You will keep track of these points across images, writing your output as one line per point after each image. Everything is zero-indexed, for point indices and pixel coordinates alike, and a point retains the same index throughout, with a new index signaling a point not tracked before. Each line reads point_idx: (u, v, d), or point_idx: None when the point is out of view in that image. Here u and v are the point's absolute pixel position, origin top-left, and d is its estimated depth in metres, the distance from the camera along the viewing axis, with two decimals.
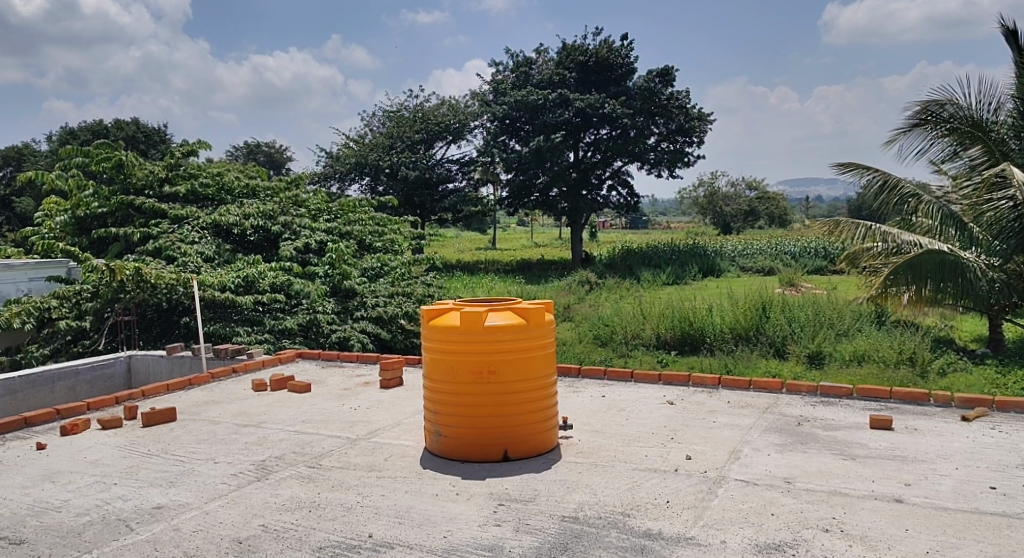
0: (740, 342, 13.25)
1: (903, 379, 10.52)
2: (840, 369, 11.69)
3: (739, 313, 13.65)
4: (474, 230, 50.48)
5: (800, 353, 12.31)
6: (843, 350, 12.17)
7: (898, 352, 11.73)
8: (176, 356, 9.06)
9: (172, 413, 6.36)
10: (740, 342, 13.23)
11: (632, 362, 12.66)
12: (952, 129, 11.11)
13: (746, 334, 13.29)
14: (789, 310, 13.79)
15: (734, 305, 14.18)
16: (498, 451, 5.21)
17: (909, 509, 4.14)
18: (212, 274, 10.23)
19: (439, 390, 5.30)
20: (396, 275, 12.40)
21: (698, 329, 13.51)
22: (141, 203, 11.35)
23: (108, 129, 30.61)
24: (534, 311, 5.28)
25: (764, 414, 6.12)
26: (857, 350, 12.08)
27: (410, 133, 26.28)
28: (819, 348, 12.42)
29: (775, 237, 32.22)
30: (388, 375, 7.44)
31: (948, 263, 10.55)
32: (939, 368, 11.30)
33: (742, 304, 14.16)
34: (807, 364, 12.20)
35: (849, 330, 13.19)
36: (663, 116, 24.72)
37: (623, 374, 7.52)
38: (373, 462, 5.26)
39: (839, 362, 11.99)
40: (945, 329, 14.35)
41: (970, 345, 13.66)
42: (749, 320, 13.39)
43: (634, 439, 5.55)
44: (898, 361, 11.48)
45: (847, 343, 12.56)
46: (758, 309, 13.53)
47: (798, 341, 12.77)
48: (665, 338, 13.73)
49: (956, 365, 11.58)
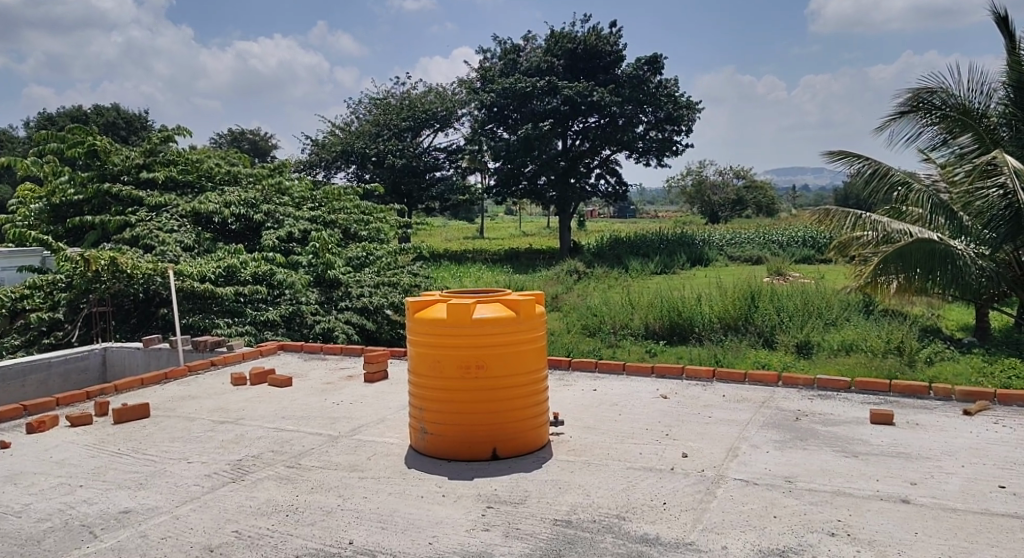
0: (729, 333, 13.10)
1: (892, 369, 10.35)
2: (829, 359, 11.52)
3: (727, 302, 13.56)
4: (463, 220, 50.17)
5: (788, 343, 12.14)
6: (832, 340, 12.04)
7: (886, 341, 11.54)
8: (152, 348, 8.76)
9: (145, 409, 6.09)
10: (729, 332, 13.08)
11: (620, 353, 12.48)
12: (943, 115, 10.93)
13: (735, 324, 13.15)
14: (778, 300, 13.63)
15: (723, 294, 14.02)
16: (486, 450, 4.99)
17: (918, 510, 3.94)
18: (192, 264, 9.94)
19: (425, 385, 5.05)
20: (382, 264, 12.12)
21: (687, 319, 13.36)
22: (119, 190, 11.05)
23: (87, 116, 30.10)
24: (525, 303, 5.05)
25: (761, 409, 5.92)
26: (846, 339, 11.96)
27: (396, 121, 25.94)
28: (808, 338, 12.25)
29: (764, 226, 32.08)
30: (373, 368, 7.21)
31: (938, 252, 10.37)
32: (927, 358, 11.11)
33: (732, 294, 14.00)
34: (796, 353, 12.05)
35: (838, 320, 13.07)
36: (651, 104, 24.38)
37: (616, 366, 7.32)
38: (356, 461, 5.02)
39: (828, 351, 11.86)
40: (932, 318, 14.23)
41: (957, 333, 13.57)
42: (737, 310, 13.27)
43: (628, 436, 5.34)
44: (886, 351, 11.29)
45: (835, 333, 12.43)
46: (747, 299, 13.39)
47: (787, 331, 12.61)
48: (653, 327, 13.56)
49: (944, 354, 11.45)
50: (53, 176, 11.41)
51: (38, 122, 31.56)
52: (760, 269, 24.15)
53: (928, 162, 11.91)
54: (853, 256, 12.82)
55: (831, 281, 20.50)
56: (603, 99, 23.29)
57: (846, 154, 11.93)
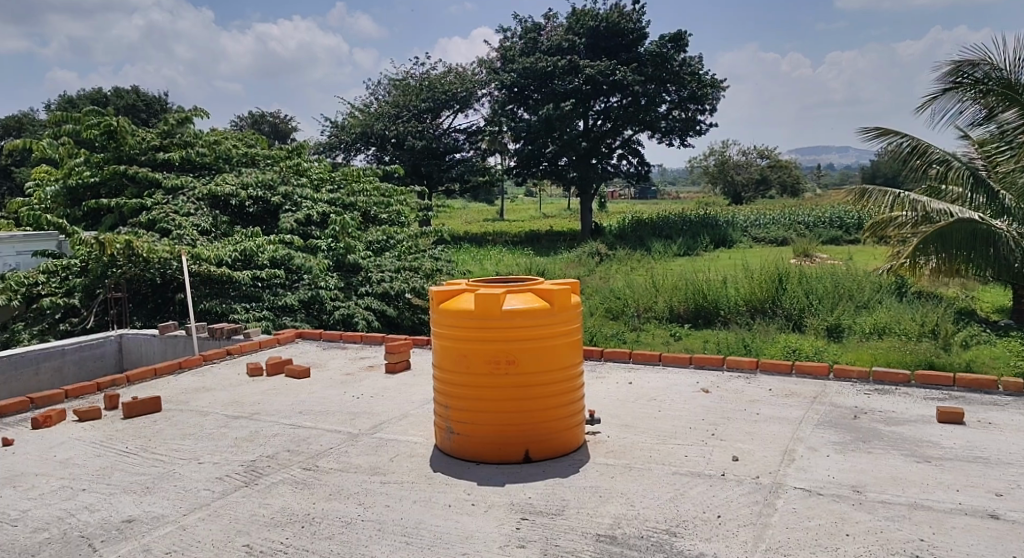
0: (757, 316, 12.63)
1: (926, 355, 9.89)
2: (862, 342, 11.07)
3: (754, 284, 13.06)
4: (482, 202, 49.69)
5: (819, 326, 11.67)
6: (863, 323, 11.62)
7: (920, 325, 11.13)
8: (168, 336, 8.43)
9: (156, 403, 5.73)
10: (756, 315, 12.60)
11: (644, 337, 12.09)
12: (988, 89, 9.85)
13: (763, 307, 12.66)
14: (808, 281, 13.11)
15: (751, 277, 13.51)
16: (518, 452, 4.59)
17: (1010, 528, 3.50)
18: (208, 247, 9.62)
19: (452, 382, 4.66)
20: (403, 248, 11.74)
21: (713, 301, 12.91)
22: (135, 172, 10.71)
23: (107, 97, 29.92)
24: (559, 293, 4.63)
25: (813, 405, 5.49)
26: (878, 323, 11.52)
27: (416, 102, 25.46)
28: (839, 321, 11.78)
29: (789, 206, 31.30)
30: (395, 358, 6.84)
31: (980, 233, 9.75)
32: (962, 342, 10.66)
33: (759, 276, 13.48)
34: (826, 337, 11.58)
35: (870, 302, 12.58)
36: (674, 83, 23.83)
37: (651, 356, 6.90)
38: (377, 463, 4.64)
39: (859, 334, 11.42)
40: (966, 300, 13.70)
41: (993, 316, 13.11)
42: (765, 292, 12.75)
43: (671, 436, 4.92)
44: (920, 334, 10.94)
45: (867, 315, 12.02)
46: (775, 280, 12.87)
47: (817, 314, 12.16)
48: (678, 310, 13.14)
49: (980, 338, 11.05)
50: (69, 158, 11.13)
51: (58, 105, 31.47)
52: (786, 250, 23.54)
53: (966, 139, 11.38)
54: (889, 236, 12.29)
55: (860, 262, 19.90)
56: (625, 78, 22.80)
57: (883, 132, 11.38)
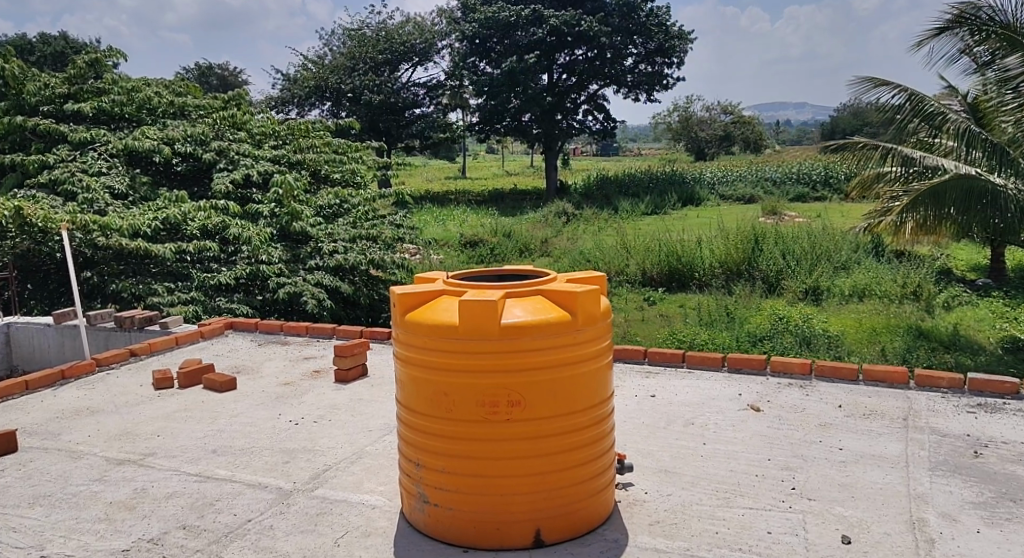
0: (732, 279, 11.25)
1: (910, 320, 8.84)
2: (841, 306, 9.87)
3: (729, 245, 11.57)
4: (442, 160, 47.69)
5: (796, 288, 10.40)
6: (842, 284, 10.46)
7: (901, 286, 10.19)
8: (64, 326, 6.66)
9: (10, 442, 4.12)
10: (731, 279, 11.22)
11: (615, 303, 10.72)
12: (990, 36, 7.42)
13: (738, 270, 11.28)
14: (785, 242, 11.69)
15: (726, 236, 12.04)
16: (525, 533, 3.11)
17: None
18: (122, 216, 7.87)
19: (424, 429, 3.14)
20: (359, 214, 9.98)
21: (687, 264, 11.48)
22: (37, 123, 8.82)
23: (33, 44, 27.42)
24: (585, 298, 3.09)
25: (912, 433, 4.09)
26: (856, 283, 10.41)
27: (372, 53, 23.33)
28: (817, 283, 10.54)
29: (754, 163, 29.93)
30: (346, 364, 5.28)
31: (978, 190, 7.16)
32: (944, 302, 9.65)
33: (735, 235, 12.01)
34: (804, 300, 10.34)
35: (848, 262, 11.31)
36: (641, 35, 22.08)
37: (673, 355, 5.43)
38: (320, 549, 3.16)
39: (839, 296, 10.26)
40: (944, 259, 12.50)
41: (969, 274, 12.08)
42: (740, 253, 11.35)
43: (738, 492, 3.49)
44: (902, 297, 9.94)
45: (846, 276, 10.80)
46: (750, 240, 11.50)
47: (793, 274, 10.82)
48: (650, 273, 11.69)
49: (962, 298, 9.95)
50: None
51: None
52: (753, 209, 22.25)
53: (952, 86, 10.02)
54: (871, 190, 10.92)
55: (833, 221, 18.68)
56: (592, 29, 21.04)
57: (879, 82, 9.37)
